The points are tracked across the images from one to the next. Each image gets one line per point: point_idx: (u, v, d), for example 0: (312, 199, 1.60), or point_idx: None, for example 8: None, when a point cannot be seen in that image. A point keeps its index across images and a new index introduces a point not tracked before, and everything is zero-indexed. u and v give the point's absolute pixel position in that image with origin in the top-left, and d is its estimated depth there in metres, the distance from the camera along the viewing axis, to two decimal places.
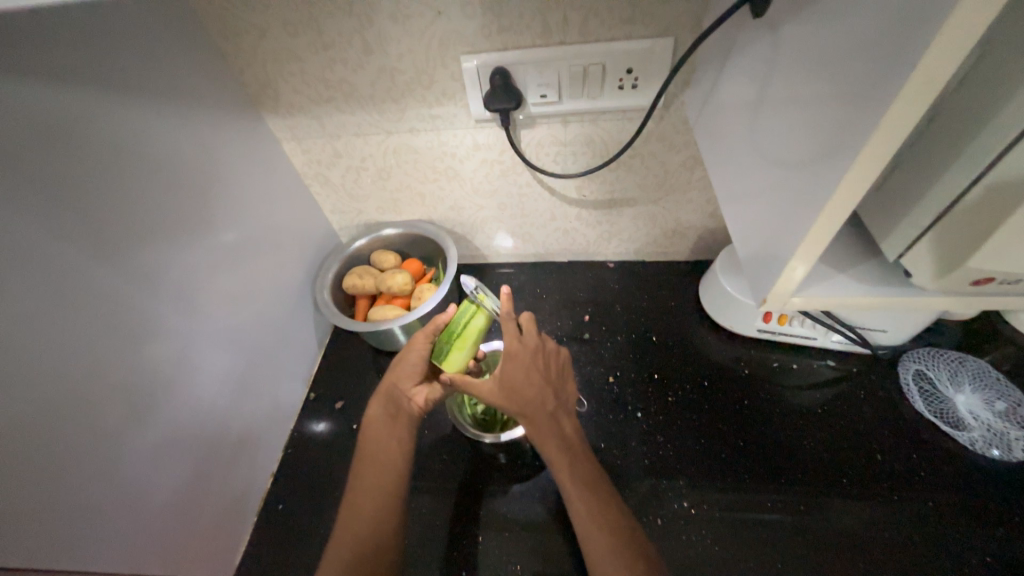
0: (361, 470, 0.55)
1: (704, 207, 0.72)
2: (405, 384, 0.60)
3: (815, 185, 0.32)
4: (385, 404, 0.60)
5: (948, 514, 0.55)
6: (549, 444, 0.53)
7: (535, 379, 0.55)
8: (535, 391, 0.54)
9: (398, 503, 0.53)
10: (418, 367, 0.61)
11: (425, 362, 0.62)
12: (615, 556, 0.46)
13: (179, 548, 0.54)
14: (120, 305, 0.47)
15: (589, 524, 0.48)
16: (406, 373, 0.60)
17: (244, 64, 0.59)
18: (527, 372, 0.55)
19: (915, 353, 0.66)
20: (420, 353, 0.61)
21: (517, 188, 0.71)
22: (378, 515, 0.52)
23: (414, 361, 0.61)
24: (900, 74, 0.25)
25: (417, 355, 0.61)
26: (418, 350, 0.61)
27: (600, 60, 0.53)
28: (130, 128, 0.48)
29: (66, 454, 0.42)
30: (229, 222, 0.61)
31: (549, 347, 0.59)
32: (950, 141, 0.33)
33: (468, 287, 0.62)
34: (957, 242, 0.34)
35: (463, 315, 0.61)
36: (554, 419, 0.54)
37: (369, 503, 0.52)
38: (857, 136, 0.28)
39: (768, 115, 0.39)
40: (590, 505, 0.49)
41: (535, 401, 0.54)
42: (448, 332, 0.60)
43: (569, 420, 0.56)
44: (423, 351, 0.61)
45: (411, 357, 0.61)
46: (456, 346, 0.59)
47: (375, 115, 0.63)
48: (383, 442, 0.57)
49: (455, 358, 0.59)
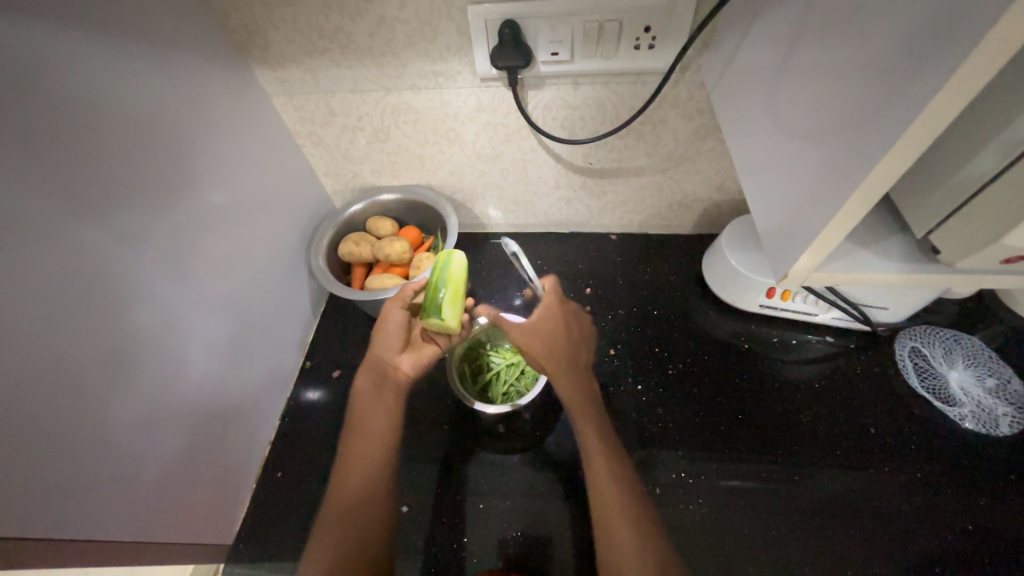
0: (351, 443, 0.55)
1: (712, 178, 0.70)
2: (388, 357, 0.61)
3: (852, 155, 0.30)
4: (369, 374, 0.60)
5: (932, 483, 0.57)
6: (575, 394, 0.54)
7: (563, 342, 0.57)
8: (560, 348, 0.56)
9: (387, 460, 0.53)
10: (395, 335, 0.61)
11: (402, 330, 0.61)
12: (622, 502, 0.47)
13: (173, 515, 0.54)
14: (104, 272, 0.44)
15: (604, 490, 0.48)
16: (386, 347, 0.61)
17: (228, 7, 0.54)
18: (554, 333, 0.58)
19: (912, 330, 0.66)
20: (393, 324, 0.61)
21: (521, 155, 0.68)
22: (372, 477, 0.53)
23: (392, 331, 0.61)
24: (964, 37, 0.23)
25: (395, 322, 0.61)
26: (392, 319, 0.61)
27: (618, 16, 0.50)
28: (106, 75, 0.44)
29: (53, 423, 0.40)
30: (219, 183, 0.58)
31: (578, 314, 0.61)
32: (991, 111, 0.31)
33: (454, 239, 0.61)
34: (988, 220, 0.33)
35: (443, 266, 0.61)
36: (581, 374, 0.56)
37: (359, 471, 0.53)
38: (906, 105, 0.26)
39: (796, 79, 0.37)
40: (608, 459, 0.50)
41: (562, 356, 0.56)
42: (434, 288, 0.60)
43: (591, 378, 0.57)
44: (396, 319, 0.61)
45: (388, 326, 0.61)
46: (449, 303, 0.59)
47: (374, 70, 0.59)
48: (371, 413, 0.57)
49: (450, 316, 0.59)
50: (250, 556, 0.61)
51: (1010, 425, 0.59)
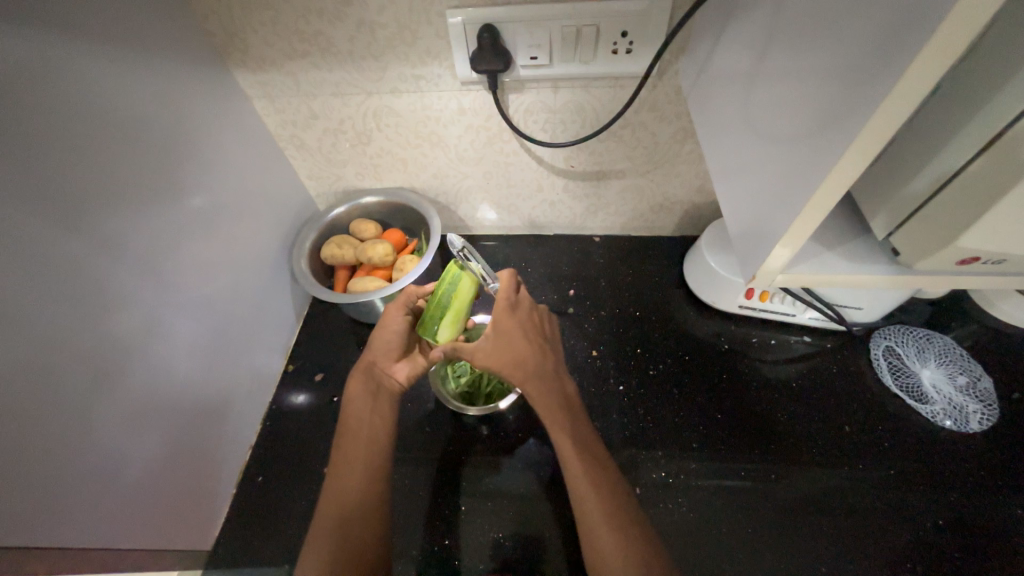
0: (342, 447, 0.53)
1: (692, 181, 0.71)
2: (384, 363, 0.59)
3: (816, 159, 0.31)
4: (364, 381, 0.57)
5: (906, 479, 0.58)
6: (546, 397, 0.52)
7: (530, 340, 0.54)
8: (528, 347, 0.54)
9: (383, 464, 0.52)
10: (395, 341, 0.59)
11: (403, 338, 0.60)
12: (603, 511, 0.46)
13: (153, 522, 0.53)
14: (83, 275, 0.44)
15: (587, 497, 0.47)
16: (385, 353, 0.59)
17: (206, 9, 0.53)
18: (519, 330, 0.55)
19: (887, 330, 0.68)
20: (392, 331, 0.59)
21: (503, 157, 0.69)
22: (369, 483, 0.51)
23: (392, 338, 0.59)
24: (913, 45, 0.24)
25: (397, 329, 0.59)
26: (393, 325, 0.59)
27: (595, 21, 0.50)
28: (81, 77, 0.43)
29: (30, 429, 0.40)
30: (198, 185, 0.57)
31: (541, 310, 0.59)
32: (947, 118, 0.32)
33: (456, 248, 0.59)
34: (946, 223, 0.35)
35: (450, 283, 0.59)
36: (553, 375, 0.54)
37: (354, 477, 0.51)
38: (863, 110, 0.27)
39: (765, 85, 0.38)
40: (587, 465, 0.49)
41: (530, 357, 0.53)
42: (436, 306, 0.58)
43: (565, 378, 0.55)
44: (398, 327, 0.60)
45: (388, 333, 0.60)
46: (447, 325, 0.58)
47: (355, 73, 0.59)
48: (364, 419, 0.55)
49: (445, 337, 0.59)
50: (231, 562, 0.60)
51: (980, 421, 0.61)
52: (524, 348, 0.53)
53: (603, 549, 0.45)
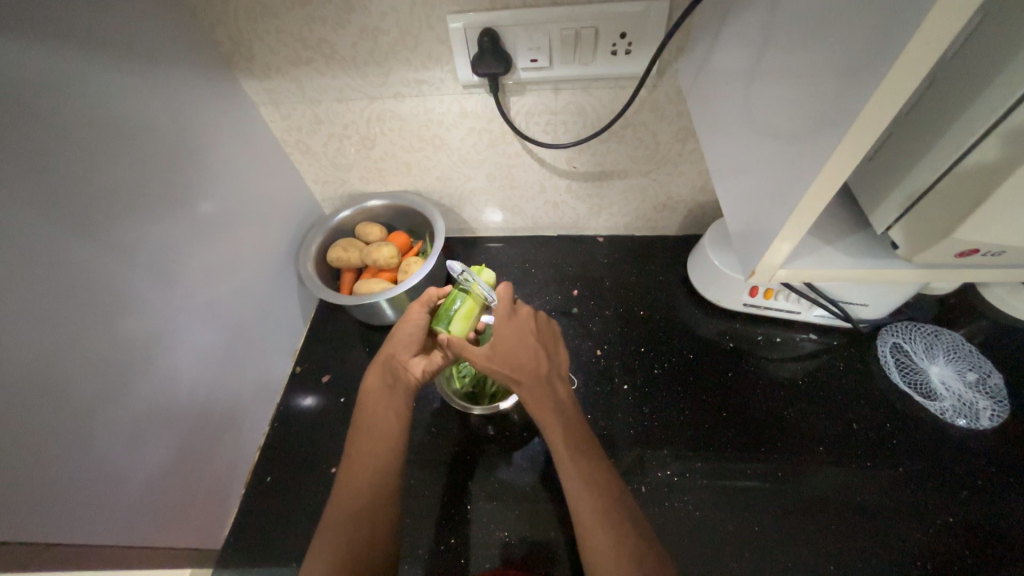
0: (357, 437, 0.54)
1: (695, 179, 0.71)
2: (402, 356, 0.59)
3: (811, 154, 0.32)
4: (382, 374, 0.58)
5: (917, 478, 0.57)
6: (542, 402, 0.53)
7: (529, 346, 0.55)
8: (527, 352, 0.55)
9: (396, 456, 0.53)
10: (414, 337, 0.60)
11: (423, 333, 0.60)
12: (597, 510, 0.46)
13: (165, 521, 0.54)
14: (97, 279, 0.45)
15: (581, 497, 0.47)
16: (405, 347, 0.59)
17: (214, 20, 0.55)
18: (517, 336, 0.56)
19: (894, 327, 0.67)
20: (413, 325, 0.60)
21: (506, 159, 0.70)
22: (381, 474, 0.51)
23: (410, 334, 0.60)
24: (898, 40, 0.24)
25: (417, 324, 0.60)
26: (415, 319, 0.61)
27: (593, 23, 0.51)
28: (93, 87, 0.45)
29: (47, 428, 0.41)
30: (207, 191, 0.58)
31: (541, 315, 0.60)
32: (944, 111, 0.32)
33: (457, 272, 0.59)
34: (942, 217, 0.35)
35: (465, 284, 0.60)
36: (549, 380, 0.54)
37: (364, 468, 0.52)
38: (854, 104, 0.28)
39: (762, 83, 0.38)
40: (582, 466, 0.49)
41: (527, 363, 0.54)
42: (450, 300, 0.60)
43: (561, 383, 0.56)
44: (420, 321, 0.61)
45: (407, 328, 0.60)
46: (460, 317, 0.59)
47: (358, 79, 0.60)
48: (379, 411, 0.56)
49: (457, 330, 0.58)
50: (240, 561, 0.61)
51: (991, 418, 0.60)
52: (523, 353, 0.54)
53: (595, 546, 0.45)
